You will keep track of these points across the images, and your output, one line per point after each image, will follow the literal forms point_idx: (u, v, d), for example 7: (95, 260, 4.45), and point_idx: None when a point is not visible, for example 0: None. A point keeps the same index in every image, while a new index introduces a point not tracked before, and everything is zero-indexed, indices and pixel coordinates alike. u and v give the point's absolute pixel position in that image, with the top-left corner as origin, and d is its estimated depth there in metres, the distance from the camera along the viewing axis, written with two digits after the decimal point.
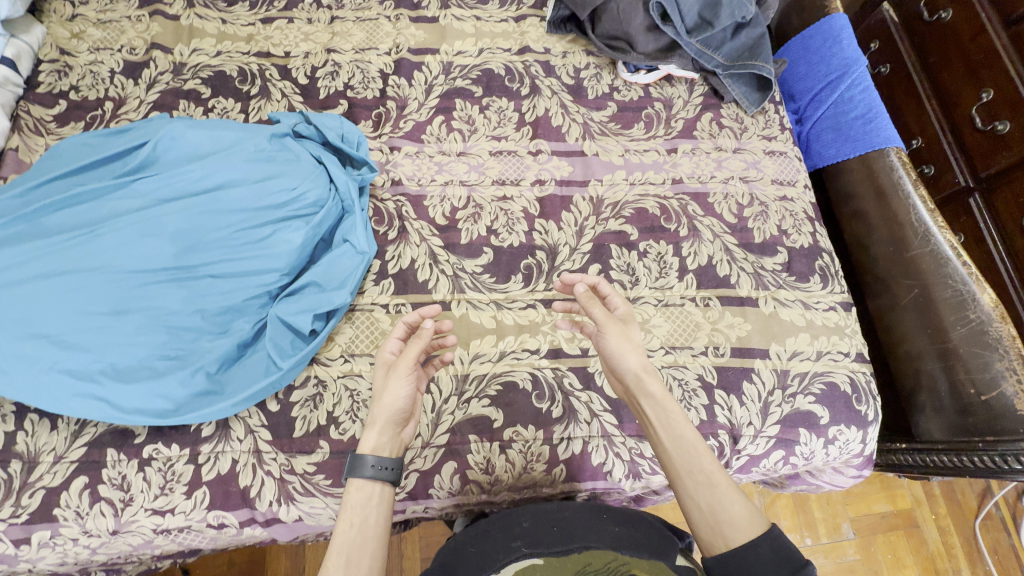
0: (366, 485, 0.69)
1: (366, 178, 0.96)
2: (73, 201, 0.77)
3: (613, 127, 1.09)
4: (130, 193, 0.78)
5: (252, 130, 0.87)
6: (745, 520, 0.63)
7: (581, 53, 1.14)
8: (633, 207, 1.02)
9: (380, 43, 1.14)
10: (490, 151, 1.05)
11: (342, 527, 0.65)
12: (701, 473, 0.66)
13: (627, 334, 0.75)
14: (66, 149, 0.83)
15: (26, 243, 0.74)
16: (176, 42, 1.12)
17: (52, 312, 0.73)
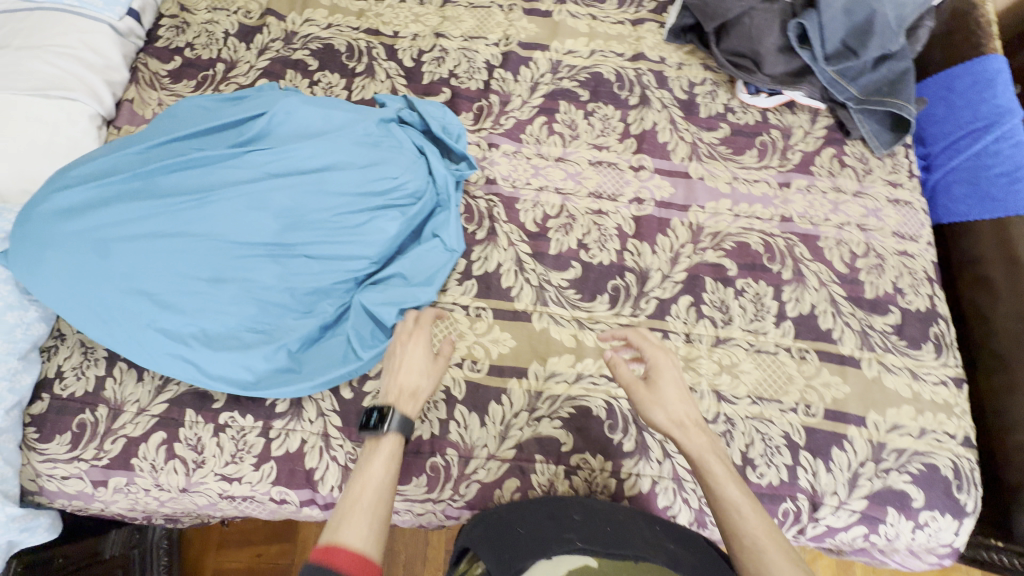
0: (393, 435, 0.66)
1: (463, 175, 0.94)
2: (186, 164, 0.77)
3: (723, 151, 1.02)
4: (240, 163, 0.78)
5: (362, 113, 0.86)
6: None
7: (698, 66, 1.07)
8: (735, 240, 0.96)
9: (489, 33, 1.10)
10: (590, 160, 1.01)
11: (373, 471, 0.62)
12: (747, 539, 0.60)
13: (656, 392, 0.72)
14: (182, 108, 0.84)
15: (141, 201, 0.75)
16: (290, 10, 1.12)
17: (157, 272, 0.74)
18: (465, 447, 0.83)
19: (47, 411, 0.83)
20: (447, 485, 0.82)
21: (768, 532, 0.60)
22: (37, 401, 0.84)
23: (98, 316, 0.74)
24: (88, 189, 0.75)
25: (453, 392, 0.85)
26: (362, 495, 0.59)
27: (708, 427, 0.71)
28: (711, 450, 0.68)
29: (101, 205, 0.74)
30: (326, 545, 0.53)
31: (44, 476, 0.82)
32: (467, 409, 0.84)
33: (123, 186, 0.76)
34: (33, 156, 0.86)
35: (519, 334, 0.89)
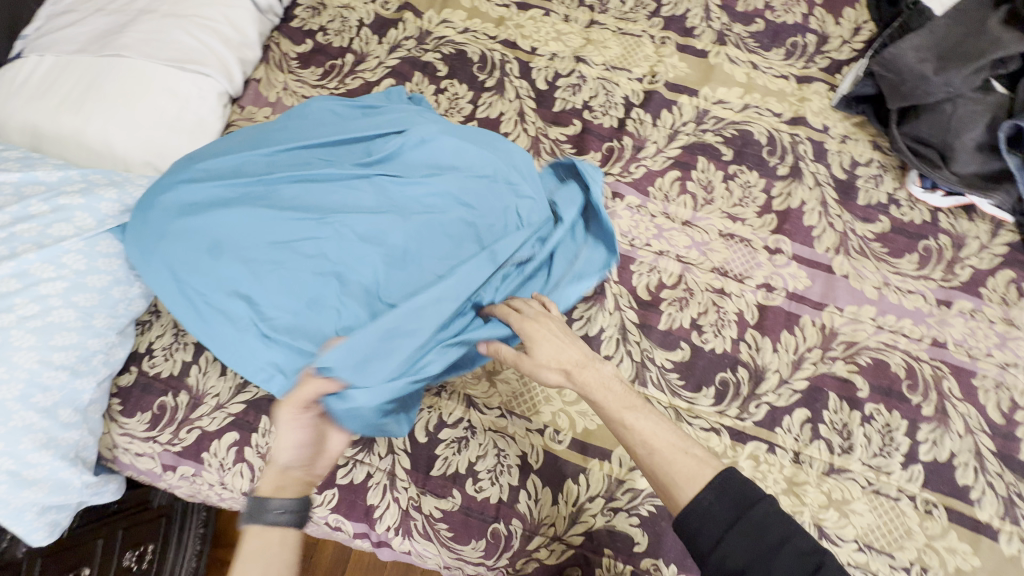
0: (264, 529, 0.62)
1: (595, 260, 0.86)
2: (312, 177, 0.75)
3: (877, 249, 0.89)
4: (365, 186, 0.76)
5: (497, 153, 0.82)
6: (689, 477, 0.58)
7: (865, 144, 0.94)
8: (872, 355, 0.84)
9: (635, 66, 1.00)
10: (721, 231, 0.91)
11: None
12: (651, 451, 0.60)
13: (539, 353, 0.67)
14: (317, 115, 0.83)
15: (260, 207, 0.73)
16: (429, 8, 1.06)
17: (258, 283, 0.71)
18: (531, 521, 0.77)
19: (133, 386, 0.84)
20: (504, 556, 0.77)
21: (657, 436, 0.61)
22: (126, 373, 0.85)
23: (199, 314, 0.73)
24: (212, 187, 0.74)
25: (529, 459, 0.80)
26: None
27: (588, 355, 0.67)
28: (596, 380, 0.66)
29: (223, 205, 0.73)
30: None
31: (120, 448, 0.83)
32: (541, 482, 0.79)
33: (246, 188, 0.74)
34: (160, 130, 0.85)
35: None
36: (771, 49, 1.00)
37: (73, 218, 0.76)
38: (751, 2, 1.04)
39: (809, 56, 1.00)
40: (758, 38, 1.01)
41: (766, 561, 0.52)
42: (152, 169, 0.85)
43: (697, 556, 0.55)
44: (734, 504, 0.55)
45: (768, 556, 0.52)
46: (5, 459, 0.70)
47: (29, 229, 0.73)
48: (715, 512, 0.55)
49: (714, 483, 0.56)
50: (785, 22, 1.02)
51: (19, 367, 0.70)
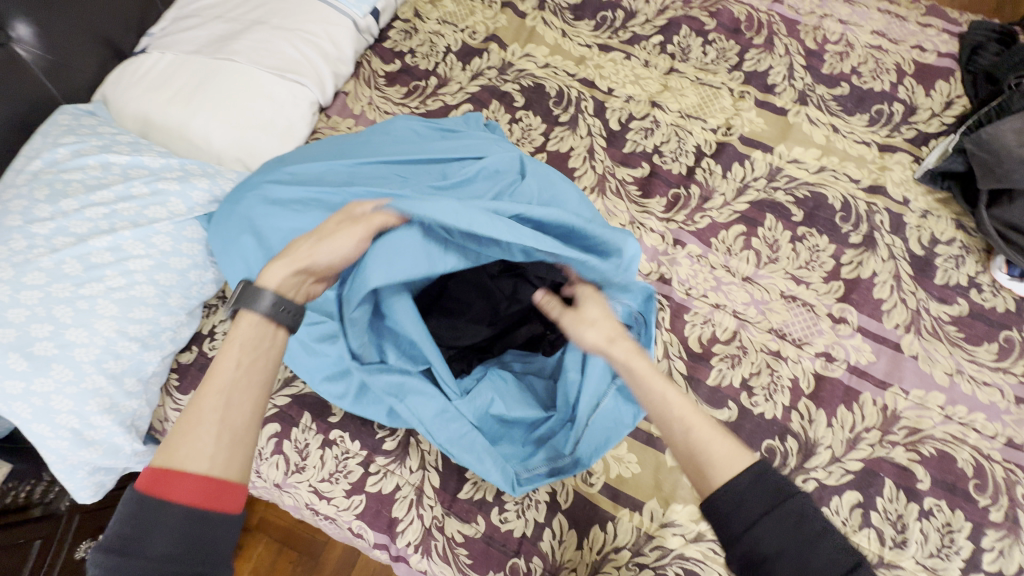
0: (260, 326, 0.55)
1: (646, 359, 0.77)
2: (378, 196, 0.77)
3: (952, 332, 0.84)
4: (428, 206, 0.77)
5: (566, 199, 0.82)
6: (726, 458, 0.52)
7: (947, 222, 0.90)
8: (936, 446, 0.78)
9: (710, 116, 1.00)
10: (783, 292, 0.88)
11: (221, 364, 0.51)
12: (676, 422, 0.56)
13: (581, 316, 0.69)
14: (400, 134, 0.88)
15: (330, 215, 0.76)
16: (514, 40, 1.10)
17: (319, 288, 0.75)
18: (552, 562, 0.75)
19: (192, 364, 0.89)
20: None
21: (693, 414, 0.56)
22: (188, 351, 0.90)
23: None
24: (290, 193, 0.78)
25: (558, 497, 0.79)
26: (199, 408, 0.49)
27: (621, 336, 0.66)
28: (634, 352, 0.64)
29: (297, 209, 0.77)
30: (160, 470, 0.46)
31: (170, 422, 0.88)
32: (567, 523, 0.77)
33: (321, 198, 0.78)
34: (253, 132, 0.92)
35: (646, 461, 0.80)
36: (854, 114, 0.99)
37: (167, 203, 0.82)
38: (838, 65, 1.02)
39: (894, 125, 0.97)
40: (841, 101, 1.00)
41: (806, 553, 0.46)
42: (241, 166, 0.92)
43: (727, 538, 0.49)
44: (770, 493, 0.49)
45: (810, 544, 0.46)
46: (71, 417, 0.75)
47: (128, 209, 0.80)
48: (751, 498, 0.49)
49: (751, 468, 0.50)
50: (872, 88, 1.00)
51: (99, 334, 0.76)
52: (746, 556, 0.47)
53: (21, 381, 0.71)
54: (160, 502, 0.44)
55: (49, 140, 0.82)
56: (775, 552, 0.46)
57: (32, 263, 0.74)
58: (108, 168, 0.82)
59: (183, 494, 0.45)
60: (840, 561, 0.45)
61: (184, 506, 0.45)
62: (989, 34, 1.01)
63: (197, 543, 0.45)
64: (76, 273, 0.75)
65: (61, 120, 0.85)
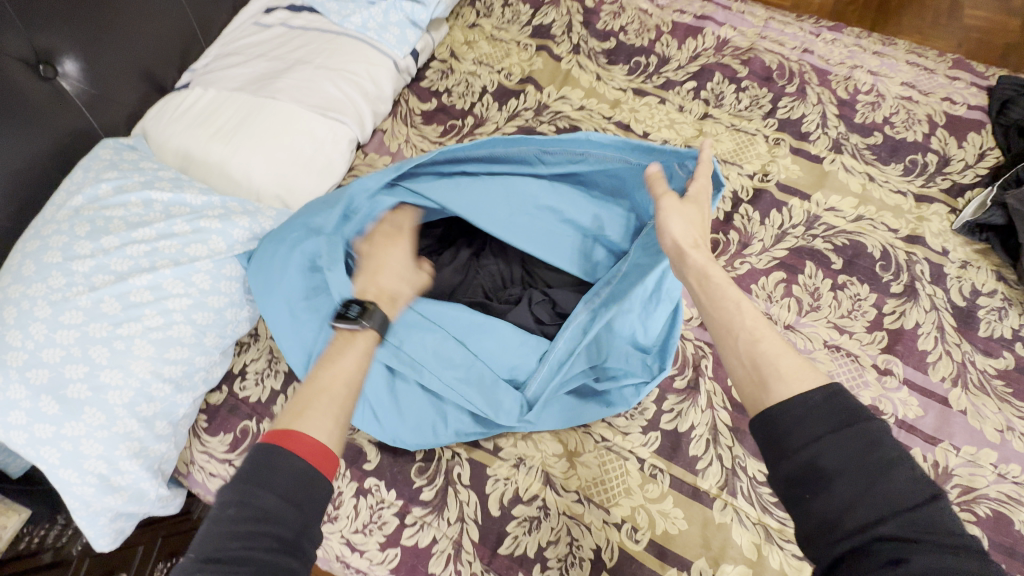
0: (351, 332, 0.67)
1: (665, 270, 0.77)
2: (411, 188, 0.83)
3: (999, 387, 0.83)
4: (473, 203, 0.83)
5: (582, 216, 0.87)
6: (795, 376, 0.49)
7: (987, 273, 0.90)
8: (992, 506, 0.76)
9: (746, 162, 1.01)
10: (826, 342, 0.87)
11: (338, 366, 0.62)
12: (741, 330, 0.55)
13: (685, 212, 0.68)
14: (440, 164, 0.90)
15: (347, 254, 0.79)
16: (549, 83, 1.11)
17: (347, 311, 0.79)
18: None
19: (221, 405, 0.86)
20: None
21: (765, 328, 0.55)
22: (217, 391, 0.87)
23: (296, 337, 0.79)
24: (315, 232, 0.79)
25: (602, 555, 0.75)
26: (327, 392, 0.58)
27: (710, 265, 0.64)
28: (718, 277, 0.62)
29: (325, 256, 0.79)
30: (284, 430, 0.53)
31: (196, 464, 0.84)
32: None
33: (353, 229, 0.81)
34: (296, 171, 0.92)
35: (693, 517, 0.77)
36: (889, 163, 0.99)
37: (207, 240, 0.81)
38: (870, 115, 1.04)
39: (929, 175, 0.98)
40: (876, 150, 1.01)
41: (870, 483, 0.42)
42: (279, 203, 0.92)
43: (779, 452, 0.46)
44: (838, 415, 0.45)
45: (880, 475, 0.42)
46: (99, 462, 0.72)
47: (169, 247, 0.78)
48: (815, 414, 0.45)
49: (824, 386, 0.47)
50: (905, 139, 1.01)
51: (134, 375, 0.73)
52: (800, 470, 0.44)
53: (52, 425, 0.69)
54: (278, 453, 0.51)
55: (90, 175, 0.81)
56: (834, 471, 0.43)
57: (70, 301, 0.72)
58: (149, 205, 0.81)
59: (301, 450, 0.52)
60: (909, 494, 0.41)
61: (300, 461, 0.51)
62: (1018, 88, 1.02)
63: (306, 493, 0.50)
64: (114, 312, 0.74)
65: (103, 154, 0.84)
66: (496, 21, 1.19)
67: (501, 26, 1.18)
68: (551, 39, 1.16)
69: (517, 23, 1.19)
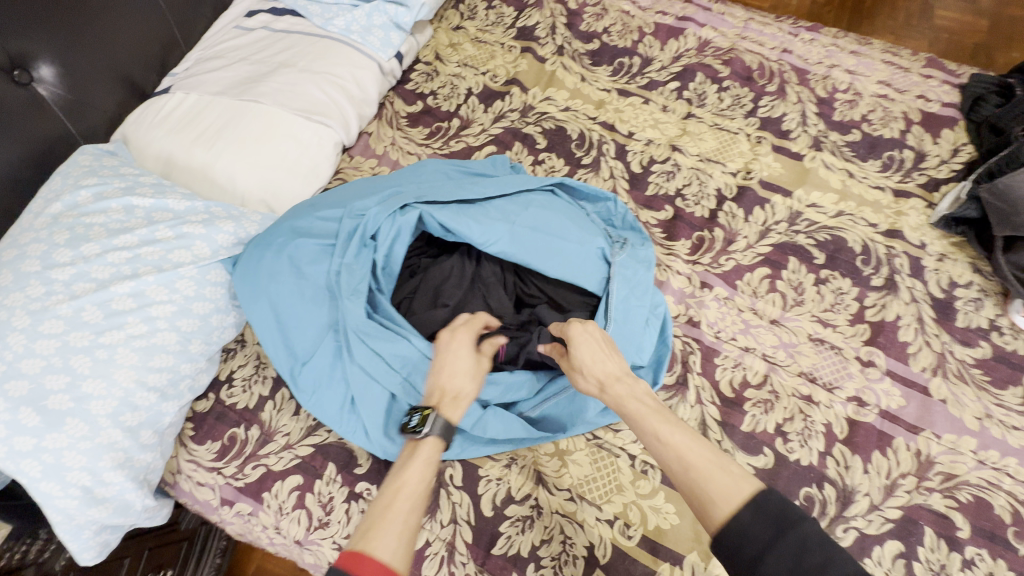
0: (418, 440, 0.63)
1: (641, 275, 0.83)
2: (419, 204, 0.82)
3: (977, 375, 0.85)
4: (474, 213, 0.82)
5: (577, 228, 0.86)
6: (726, 497, 0.53)
7: (963, 265, 0.93)
8: (973, 492, 0.78)
9: (729, 160, 1.03)
10: (810, 335, 0.89)
11: (405, 476, 0.60)
12: (675, 459, 0.58)
13: (591, 338, 0.70)
14: (430, 171, 0.90)
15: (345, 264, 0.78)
16: (535, 84, 1.12)
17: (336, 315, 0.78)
18: None
19: (208, 412, 0.85)
20: None
21: (691, 449, 0.58)
22: (204, 399, 0.86)
23: (282, 340, 0.78)
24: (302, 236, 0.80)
25: (595, 552, 0.76)
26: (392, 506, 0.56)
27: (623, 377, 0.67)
28: (628, 394, 0.65)
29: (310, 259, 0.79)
30: (353, 552, 0.52)
31: (183, 474, 0.83)
32: None
33: (348, 231, 0.80)
34: (281, 175, 0.91)
35: (685, 511, 0.78)
36: (867, 159, 1.02)
37: (191, 246, 0.80)
38: (849, 112, 1.06)
39: (906, 171, 1.01)
40: (854, 147, 1.03)
41: None
42: (265, 207, 0.91)
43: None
44: (773, 527, 0.50)
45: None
46: (83, 474, 0.70)
47: (152, 253, 0.77)
48: (753, 532, 0.50)
49: (752, 504, 0.52)
50: (882, 136, 1.03)
51: (117, 385, 0.72)
52: None
53: (32, 438, 0.67)
54: None
55: (69, 182, 0.80)
56: None
57: (50, 310, 0.71)
58: (131, 212, 0.80)
59: (371, 573, 0.50)
60: None
61: None
62: (989, 86, 1.05)
63: None
64: (96, 320, 0.72)
65: (81, 161, 0.83)
66: (481, 24, 1.19)
67: (485, 28, 1.19)
68: (535, 41, 1.17)
69: (501, 25, 1.19)
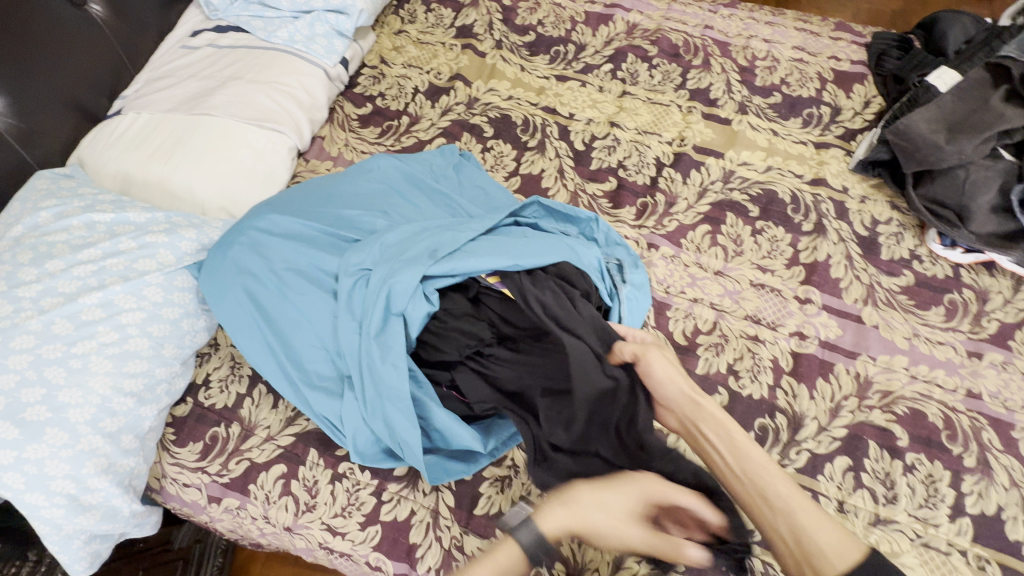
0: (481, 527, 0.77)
1: (641, 302, 0.87)
2: (436, 253, 0.77)
3: (903, 301, 0.93)
4: (482, 250, 0.79)
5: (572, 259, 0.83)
6: (837, 550, 0.62)
7: (883, 204, 1.01)
8: (909, 405, 0.85)
9: (664, 130, 1.10)
10: (752, 281, 0.96)
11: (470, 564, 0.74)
12: (774, 497, 0.67)
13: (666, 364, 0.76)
14: (400, 184, 0.92)
15: (345, 312, 0.77)
16: (477, 77, 1.18)
17: (295, 313, 0.79)
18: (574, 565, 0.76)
19: (187, 416, 0.87)
20: None
21: (791, 496, 0.67)
22: (182, 403, 0.88)
23: (249, 341, 0.80)
24: (280, 263, 0.80)
25: None
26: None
27: (717, 412, 0.74)
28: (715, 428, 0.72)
29: (299, 294, 0.79)
30: None
31: (168, 478, 0.85)
32: None
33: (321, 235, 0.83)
34: (237, 181, 0.95)
35: None
36: (789, 118, 1.10)
37: (155, 255, 0.83)
38: (768, 77, 1.14)
39: (825, 125, 1.09)
40: (776, 108, 1.11)
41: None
42: (225, 215, 0.94)
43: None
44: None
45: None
46: (67, 482, 0.72)
47: (117, 264, 0.80)
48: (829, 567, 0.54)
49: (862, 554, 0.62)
50: (800, 95, 1.12)
51: (93, 392, 0.74)
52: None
53: (13, 450, 0.69)
54: None
55: (29, 205, 0.82)
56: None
57: (20, 327, 0.73)
58: (93, 227, 0.82)
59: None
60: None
61: None
62: (889, 42, 1.15)
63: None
64: (67, 332, 0.75)
65: (39, 185, 0.85)
66: (421, 26, 1.25)
67: (426, 30, 1.25)
68: (475, 38, 1.23)
69: (441, 26, 1.25)
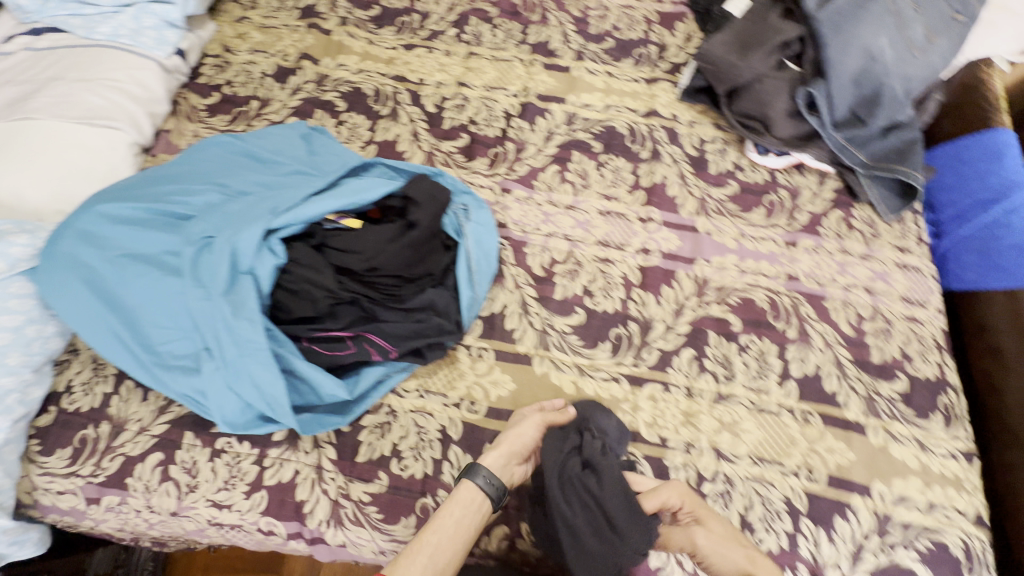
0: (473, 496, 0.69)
1: (488, 239, 0.94)
2: (277, 209, 0.82)
3: (731, 208, 1.04)
4: (323, 201, 0.85)
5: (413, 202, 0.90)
6: None
7: (709, 126, 1.12)
8: (740, 295, 0.96)
9: (510, 84, 1.16)
10: (599, 210, 1.03)
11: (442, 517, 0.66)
12: None
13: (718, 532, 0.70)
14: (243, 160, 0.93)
15: (190, 284, 0.77)
16: (325, 55, 1.19)
17: (138, 295, 0.78)
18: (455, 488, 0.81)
19: (51, 424, 0.85)
20: None
21: None
22: (45, 413, 0.85)
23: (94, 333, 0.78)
24: (114, 250, 0.79)
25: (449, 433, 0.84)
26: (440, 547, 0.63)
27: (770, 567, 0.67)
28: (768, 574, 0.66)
29: (139, 277, 0.78)
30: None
31: (40, 490, 0.83)
32: (461, 450, 0.83)
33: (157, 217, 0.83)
34: (72, 181, 0.92)
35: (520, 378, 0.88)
36: (622, 60, 1.19)
37: None
38: (600, 25, 1.23)
39: (653, 62, 1.19)
40: (610, 52, 1.19)
41: None
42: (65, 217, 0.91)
43: None
44: None
45: None
46: None
47: None
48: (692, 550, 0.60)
49: None
50: (630, 38, 1.21)
51: None
52: None
53: None
54: None
55: None
56: None
57: None
58: None
59: None
60: None
61: None
62: None
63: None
64: None
65: None
66: (264, 11, 1.25)
67: (269, 14, 1.24)
68: (319, 17, 1.24)
69: (284, 9, 1.25)
